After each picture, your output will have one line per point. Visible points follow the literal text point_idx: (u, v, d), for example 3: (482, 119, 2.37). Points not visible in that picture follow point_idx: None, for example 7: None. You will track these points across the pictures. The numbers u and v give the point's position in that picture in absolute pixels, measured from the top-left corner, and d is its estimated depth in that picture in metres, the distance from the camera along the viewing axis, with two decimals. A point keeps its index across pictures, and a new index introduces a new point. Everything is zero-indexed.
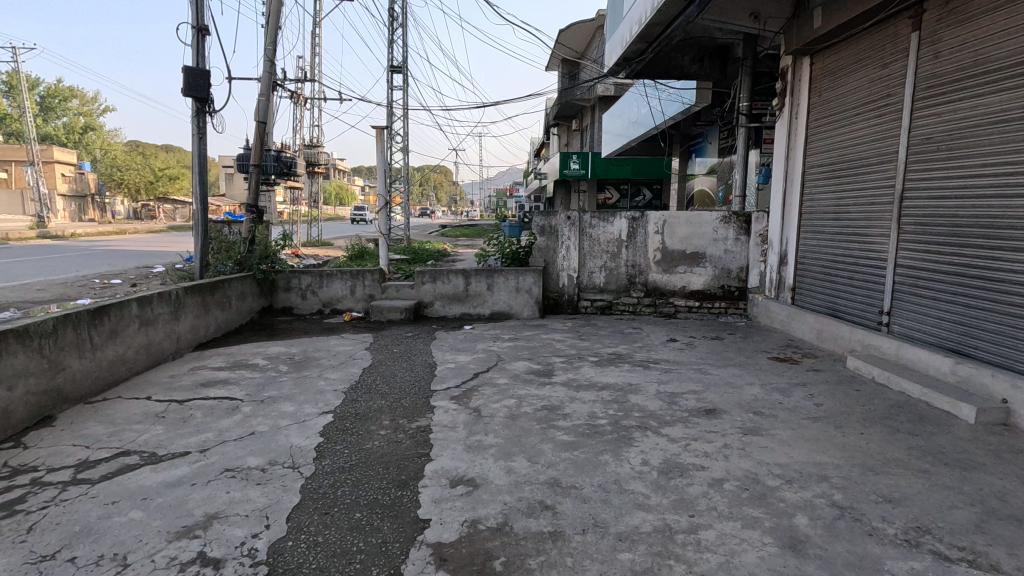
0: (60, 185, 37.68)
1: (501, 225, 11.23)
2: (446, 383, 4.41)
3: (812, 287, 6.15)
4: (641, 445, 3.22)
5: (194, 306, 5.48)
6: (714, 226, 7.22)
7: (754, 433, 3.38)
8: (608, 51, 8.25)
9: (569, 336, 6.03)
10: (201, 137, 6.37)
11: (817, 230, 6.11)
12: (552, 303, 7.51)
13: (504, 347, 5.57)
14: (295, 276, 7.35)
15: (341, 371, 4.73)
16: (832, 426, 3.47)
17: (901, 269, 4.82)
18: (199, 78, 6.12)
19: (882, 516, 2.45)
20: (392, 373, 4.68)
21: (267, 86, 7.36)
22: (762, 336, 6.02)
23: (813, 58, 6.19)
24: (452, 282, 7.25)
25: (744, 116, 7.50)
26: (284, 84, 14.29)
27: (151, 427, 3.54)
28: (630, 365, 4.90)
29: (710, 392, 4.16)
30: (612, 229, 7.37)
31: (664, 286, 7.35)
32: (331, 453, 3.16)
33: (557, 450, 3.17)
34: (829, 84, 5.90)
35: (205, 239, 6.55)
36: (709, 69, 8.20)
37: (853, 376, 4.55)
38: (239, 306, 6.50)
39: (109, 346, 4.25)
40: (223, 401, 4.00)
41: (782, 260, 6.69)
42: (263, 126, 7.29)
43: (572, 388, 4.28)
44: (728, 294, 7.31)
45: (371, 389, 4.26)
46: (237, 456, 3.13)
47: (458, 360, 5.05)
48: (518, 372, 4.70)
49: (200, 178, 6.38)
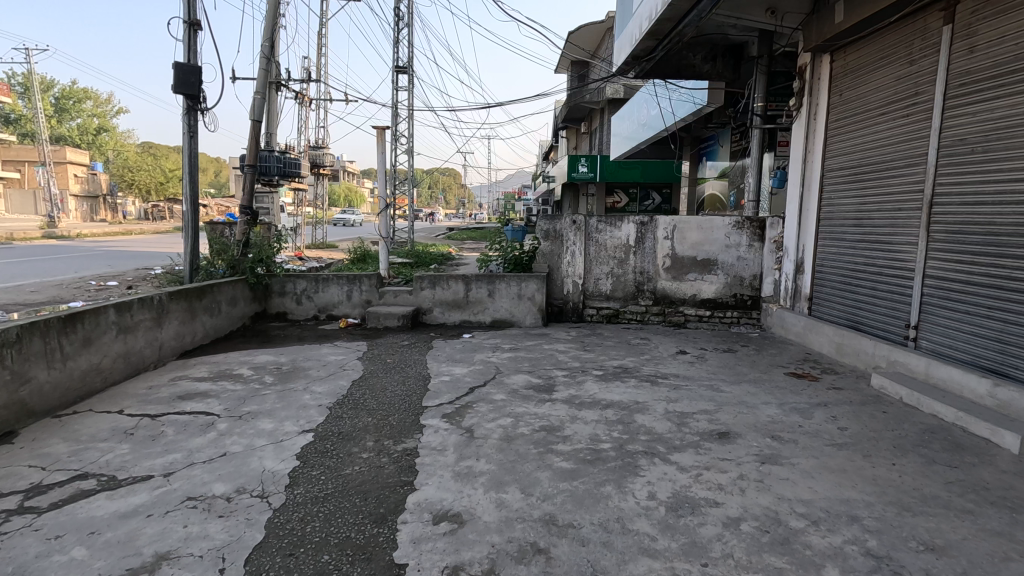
0: (71, 186, 37.98)
1: (506, 229, 10.95)
2: (439, 398, 4.12)
3: (831, 297, 5.79)
4: (647, 475, 2.91)
5: (179, 312, 5.24)
6: (726, 231, 6.90)
7: (773, 461, 3.06)
8: (616, 49, 7.96)
9: (573, 347, 5.72)
10: (192, 135, 6.14)
11: (836, 237, 5.77)
12: (555, 310, 7.22)
13: (504, 358, 5.28)
14: (290, 280, 7.10)
15: (329, 384, 4.46)
16: (859, 456, 3.14)
17: (930, 280, 4.48)
18: (190, 74, 5.90)
19: (926, 569, 2.13)
20: (382, 386, 4.39)
21: (264, 84, 7.14)
22: (778, 349, 5.68)
23: (833, 55, 5.85)
24: (452, 288, 6.97)
25: (758, 116, 7.17)
26: (288, 83, 14.11)
27: (116, 446, 3.28)
28: (637, 380, 4.59)
29: (723, 412, 3.85)
30: (619, 234, 7.06)
31: (673, 294, 7.04)
32: (306, 480, 2.89)
33: (554, 479, 2.87)
34: (851, 83, 5.56)
35: (196, 242, 6.32)
36: (722, 68, 7.88)
37: (878, 395, 4.21)
38: (230, 312, 6.25)
39: (82, 355, 4.00)
40: (198, 416, 3.73)
41: (798, 268, 6.35)
42: (258, 125, 7.06)
43: (573, 406, 3.97)
44: (740, 303, 6.98)
45: (358, 404, 3.99)
46: (203, 481, 2.85)
47: (454, 373, 4.76)
48: (517, 387, 4.39)
49: (190, 177, 6.15)
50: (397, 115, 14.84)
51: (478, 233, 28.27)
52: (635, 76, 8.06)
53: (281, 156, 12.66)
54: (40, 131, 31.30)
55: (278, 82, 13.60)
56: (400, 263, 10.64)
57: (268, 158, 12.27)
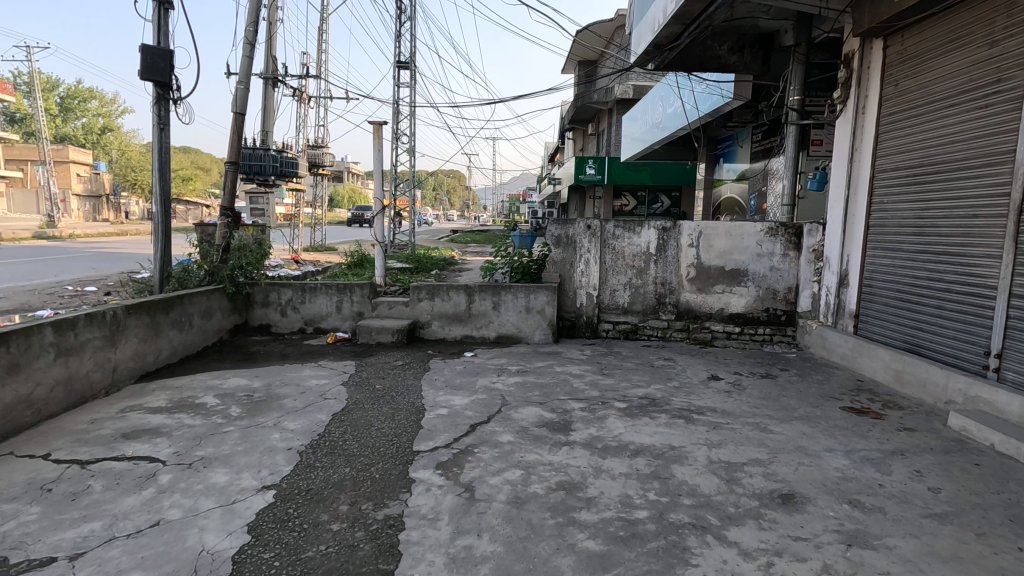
0: (73, 184, 37.53)
1: (512, 233, 10.29)
2: (432, 440, 3.42)
3: (883, 315, 5.07)
4: (702, 565, 2.22)
5: (138, 328, 4.56)
6: (758, 239, 6.21)
7: (862, 544, 2.35)
8: (636, 38, 7.27)
9: (589, 370, 5.02)
10: (162, 127, 5.49)
11: (889, 248, 5.05)
12: (567, 324, 6.52)
13: (511, 385, 4.58)
14: (273, 289, 6.43)
15: (304, 419, 3.75)
16: (972, 535, 2.43)
17: (1018, 300, 3.77)
18: (159, 59, 5.25)
19: None
20: (366, 423, 3.70)
21: (247, 73, 6.48)
22: (824, 375, 4.96)
23: (888, 40, 5.16)
24: (453, 299, 6.29)
25: (793, 112, 6.45)
26: (285, 79, 13.54)
27: (22, 509, 2.59)
28: (668, 416, 3.87)
29: (781, 464, 3.13)
30: (638, 241, 6.37)
31: (698, 308, 6.34)
32: (254, 568, 2.19)
33: (578, 571, 2.18)
34: (910, 71, 4.87)
35: (167, 248, 5.70)
36: (750, 59, 7.15)
37: (962, 441, 3.50)
38: (204, 326, 5.58)
39: (7, 385, 3.34)
40: (139, 464, 3.06)
41: (842, 281, 5.63)
42: (240, 117, 6.40)
43: (595, 453, 3.28)
44: (773, 318, 6.28)
45: (335, 449, 3.29)
46: (118, 569, 2.17)
47: (453, 405, 4.06)
48: (527, 425, 3.69)
49: (160, 176, 5.49)
50: (399, 112, 14.19)
51: (481, 235, 27.57)
52: (655, 68, 7.37)
53: (278, 155, 12.08)
54: (41, 129, 30.86)
55: (274, 77, 13.01)
56: (397, 269, 9.93)
57: (263, 157, 11.74)
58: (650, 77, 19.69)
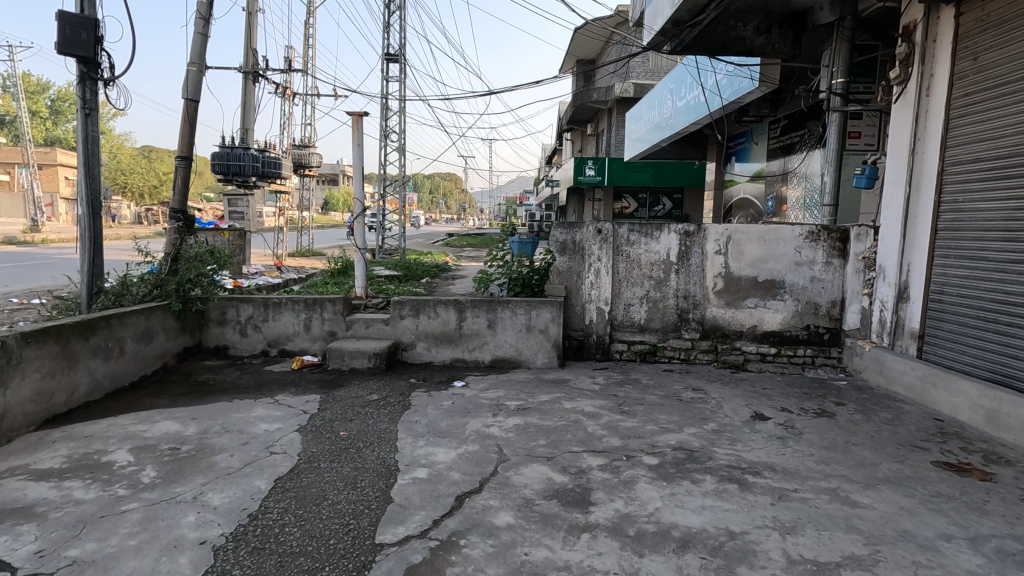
0: (61, 187, 36.49)
1: (510, 240, 9.40)
2: (403, 525, 2.50)
3: (957, 337, 4.19)
4: None
5: (42, 361, 3.63)
6: (796, 244, 5.32)
7: None
8: (652, 16, 6.43)
9: (606, 407, 4.10)
10: (89, 113, 4.58)
11: (964, 255, 4.17)
12: (575, 344, 5.62)
13: (510, 429, 3.66)
14: (231, 305, 5.50)
15: (235, 488, 2.82)
16: None
17: None
18: (81, 30, 4.35)
19: None
20: (317, 495, 2.77)
21: (202, 53, 5.57)
22: (893, 412, 4.05)
23: (961, 6, 4.29)
24: (441, 316, 5.38)
25: (837, 96, 5.61)
26: (266, 73, 12.62)
27: None
28: (716, 480, 2.95)
29: (892, 568, 2.21)
30: (657, 247, 5.47)
31: (727, 326, 5.46)
32: None
33: None
34: (994, 41, 4.01)
35: (97, 257, 4.80)
36: (779, 40, 6.20)
37: None
38: (141, 351, 4.66)
39: None
40: None
41: (901, 295, 4.74)
42: (192, 102, 5.49)
43: (628, 546, 2.36)
44: (815, 338, 5.38)
45: (266, 544, 2.36)
46: None
47: (436, 461, 3.15)
48: (531, 497, 2.77)
49: (85, 171, 4.56)
50: (389, 108, 13.27)
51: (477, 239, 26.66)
52: (671, 51, 6.51)
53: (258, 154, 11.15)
54: (24, 129, 29.83)
55: (254, 71, 12.09)
56: (383, 278, 8.96)
57: (242, 157, 10.81)
58: (652, 73, 18.81)
